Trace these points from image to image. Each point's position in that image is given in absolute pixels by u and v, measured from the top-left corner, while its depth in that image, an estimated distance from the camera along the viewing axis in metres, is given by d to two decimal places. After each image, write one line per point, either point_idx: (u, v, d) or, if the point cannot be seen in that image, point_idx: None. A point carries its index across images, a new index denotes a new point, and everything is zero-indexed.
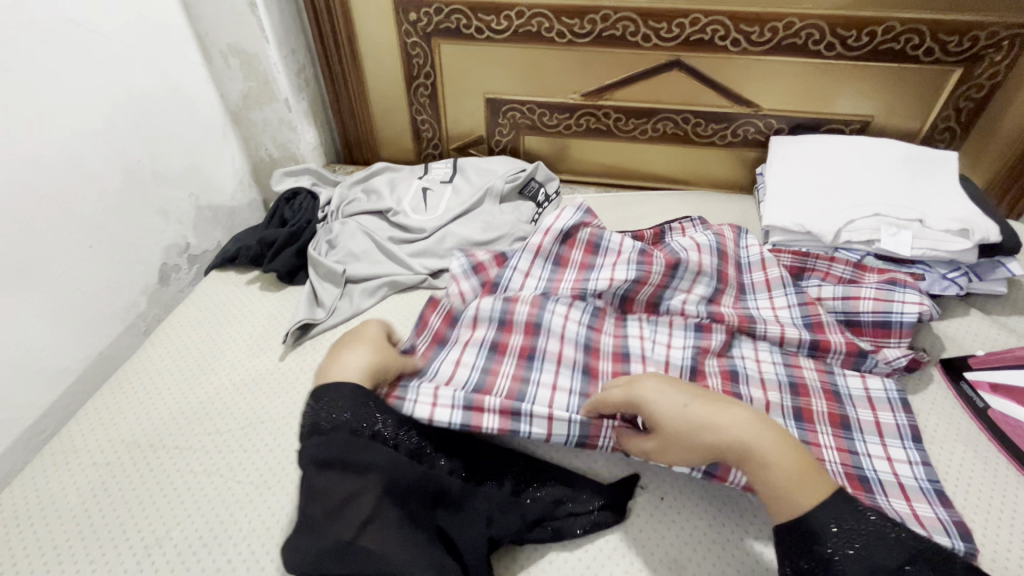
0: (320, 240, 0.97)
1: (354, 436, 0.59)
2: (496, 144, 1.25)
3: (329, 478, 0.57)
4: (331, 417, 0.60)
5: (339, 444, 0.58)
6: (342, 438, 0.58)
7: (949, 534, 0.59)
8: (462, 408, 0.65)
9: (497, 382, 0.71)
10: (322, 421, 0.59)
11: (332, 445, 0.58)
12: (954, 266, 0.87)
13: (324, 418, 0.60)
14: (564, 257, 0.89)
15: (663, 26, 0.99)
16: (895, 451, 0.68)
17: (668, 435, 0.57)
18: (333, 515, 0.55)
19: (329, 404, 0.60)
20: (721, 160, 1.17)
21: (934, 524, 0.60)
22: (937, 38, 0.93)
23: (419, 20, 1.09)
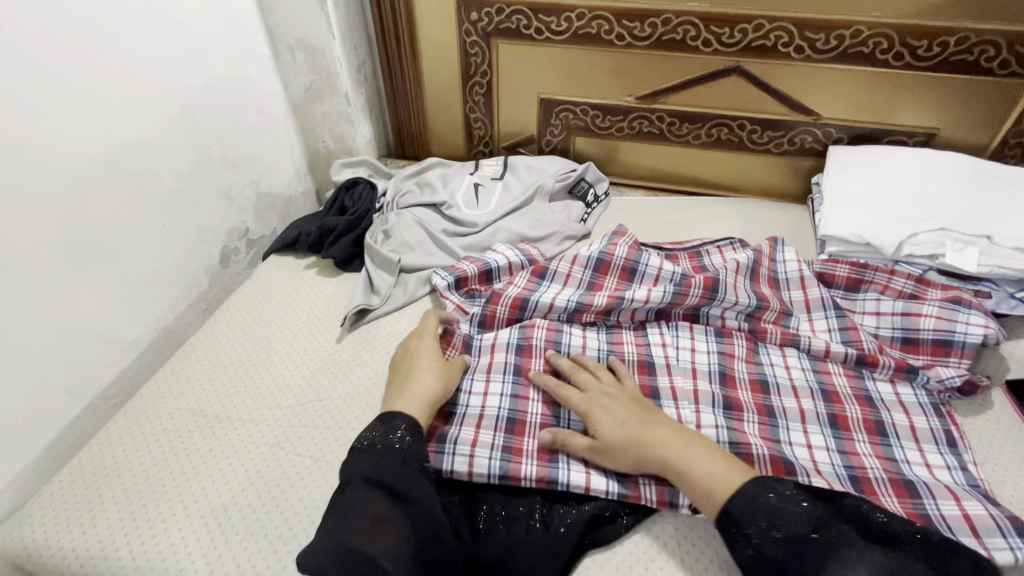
0: (376, 230, 0.99)
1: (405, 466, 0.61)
2: (546, 144, 1.26)
3: (370, 495, 0.58)
4: (392, 442, 0.62)
5: (398, 472, 0.60)
6: (397, 466, 0.60)
7: (1005, 532, 0.59)
8: (499, 464, 0.67)
9: (529, 414, 0.73)
10: (384, 444, 0.62)
11: (379, 465, 0.60)
12: (1023, 284, 0.84)
13: (381, 442, 0.62)
14: (596, 284, 0.89)
15: (726, 31, 0.99)
16: (932, 457, 0.69)
17: (609, 448, 0.64)
18: (366, 529, 0.56)
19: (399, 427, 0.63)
20: (775, 169, 1.15)
21: (986, 523, 0.60)
22: (1014, 51, 0.90)
23: (480, 20, 1.11)
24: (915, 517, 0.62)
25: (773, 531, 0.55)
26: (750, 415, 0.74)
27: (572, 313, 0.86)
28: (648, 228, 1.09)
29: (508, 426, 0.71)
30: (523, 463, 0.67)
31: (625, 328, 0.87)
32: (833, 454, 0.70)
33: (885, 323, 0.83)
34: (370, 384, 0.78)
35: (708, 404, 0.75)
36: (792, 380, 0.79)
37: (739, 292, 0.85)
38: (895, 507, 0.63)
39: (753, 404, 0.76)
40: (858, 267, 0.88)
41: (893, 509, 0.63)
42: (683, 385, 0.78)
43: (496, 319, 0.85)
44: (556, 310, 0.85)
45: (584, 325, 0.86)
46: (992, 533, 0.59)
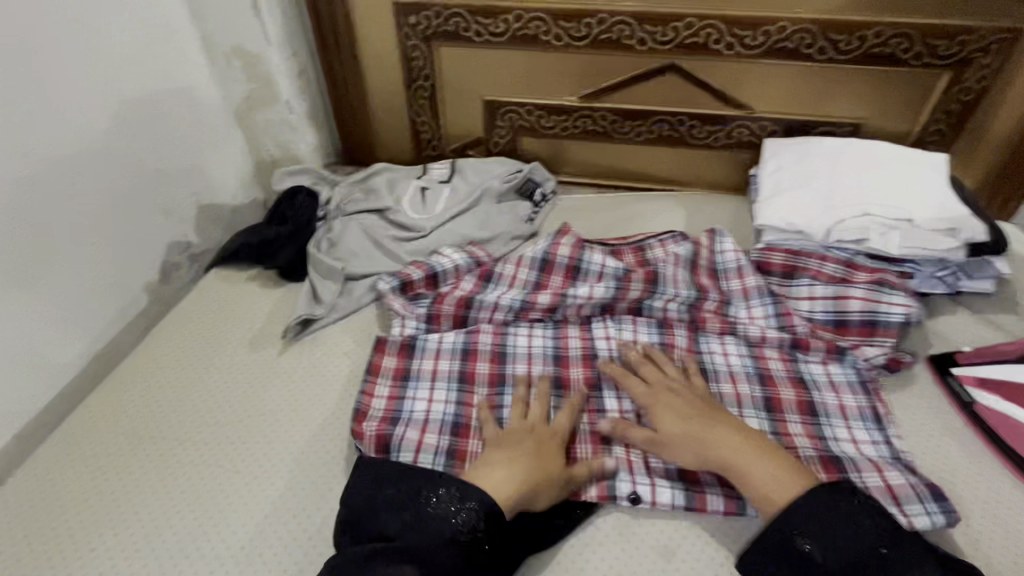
0: (320, 238, 0.98)
1: (451, 545, 0.57)
2: (494, 145, 1.26)
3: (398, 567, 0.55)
4: (454, 520, 0.58)
5: (442, 561, 0.56)
6: (437, 540, 0.57)
7: (921, 500, 0.63)
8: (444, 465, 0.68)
9: (473, 417, 0.73)
10: (438, 519, 0.58)
11: (433, 538, 0.57)
12: (942, 264, 0.88)
13: (445, 515, 0.58)
14: (542, 283, 0.90)
15: (659, 30, 1.01)
16: (859, 432, 0.72)
17: (664, 441, 0.67)
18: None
19: (470, 504, 0.59)
20: (716, 162, 1.19)
21: (905, 493, 0.64)
22: (927, 42, 0.95)
23: (419, 23, 1.10)
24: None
25: (832, 539, 0.55)
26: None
27: (518, 312, 0.86)
28: (595, 225, 1.11)
29: (454, 430, 0.72)
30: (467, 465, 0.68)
31: (571, 323, 0.87)
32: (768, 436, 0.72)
33: (817, 307, 0.86)
34: (314, 396, 0.77)
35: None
36: (730, 366, 0.81)
37: (679, 284, 0.87)
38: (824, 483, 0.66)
39: None
40: (791, 255, 0.92)
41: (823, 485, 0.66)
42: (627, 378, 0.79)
43: (443, 323, 0.85)
44: (501, 309, 0.86)
45: (531, 323, 0.87)
46: (911, 501, 0.63)
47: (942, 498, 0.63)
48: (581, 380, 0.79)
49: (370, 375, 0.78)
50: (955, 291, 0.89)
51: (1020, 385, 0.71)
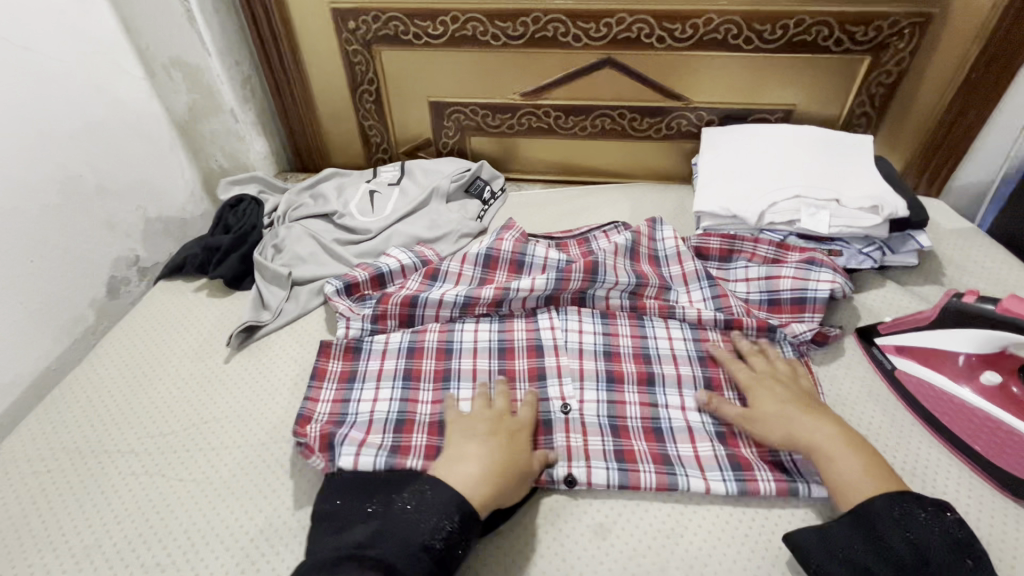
0: (266, 245, 0.98)
1: (423, 550, 0.54)
2: (443, 146, 1.28)
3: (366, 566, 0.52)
4: (428, 525, 0.56)
5: (411, 564, 0.53)
6: (411, 537, 0.55)
7: None
8: (383, 458, 0.67)
9: (417, 413, 0.74)
10: (410, 525, 0.56)
11: (404, 541, 0.54)
12: (869, 240, 0.92)
13: (413, 511, 0.57)
14: (488, 278, 0.92)
15: (592, 26, 1.03)
16: None
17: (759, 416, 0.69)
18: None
19: (428, 494, 0.58)
20: (660, 153, 1.22)
21: None
22: (845, 29, 0.99)
23: (358, 28, 1.11)
24: (773, 464, 0.68)
25: (909, 541, 0.54)
26: (630, 386, 0.78)
27: (463, 308, 0.87)
28: (543, 219, 1.13)
29: (396, 427, 0.72)
30: (408, 459, 0.68)
31: (516, 316, 0.89)
32: (703, 414, 0.75)
33: (752, 288, 0.89)
34: (258, 401, 0.78)
35: (592, 380, 0.79)
36: (670, 350, 0.83)
37: (619, 273, 0.89)
38: (754, 455, 0.69)
39: (635, 375, 0.80)
40: (728, 239, 0.95)
41: (751, 458, 0.69)
42: (569, 365, 0.81)
43: (388, 322, 0.86)
44: (446, 306, 0.87)
45: (477, 318, 0.88)
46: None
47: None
48: (525, 370, 0.80)
49: (315, 378, 0.79)
50: (881, 265, 0.92)
51: (941, 350, 0.71)
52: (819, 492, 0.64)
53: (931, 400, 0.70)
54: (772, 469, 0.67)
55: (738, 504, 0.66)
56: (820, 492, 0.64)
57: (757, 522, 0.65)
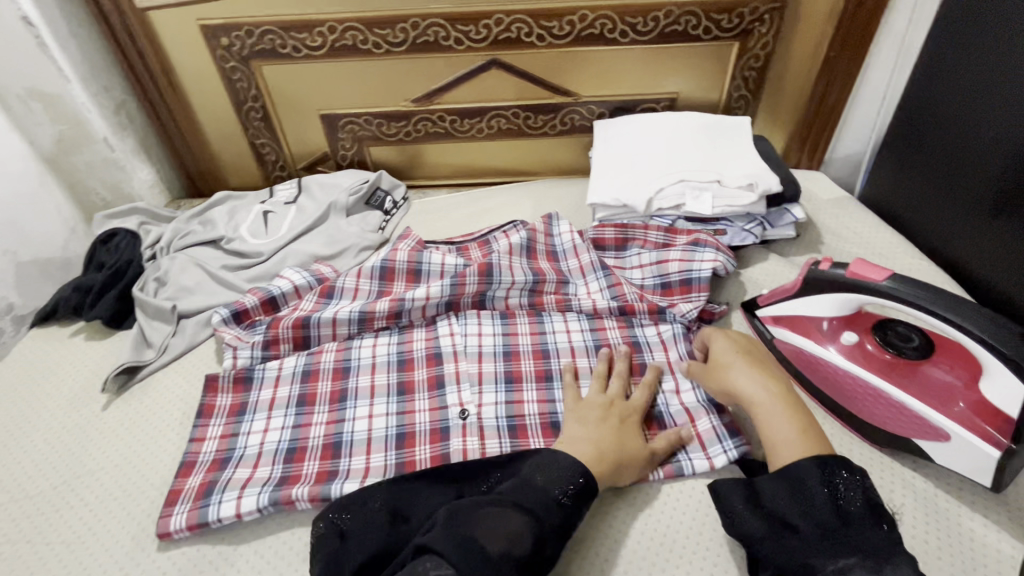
0: (146, 279, 0.92)
1: (556, 506, 0.57)
2: (342, 158, 1.25)
3: (509, 517, 0.54)
4: (564, 486, 0.58)
5: (550, 521, 0.55)
6: (541, 501, 0.57)
7: (723, 443, 0.70)
8: (270, 493, 0.64)
9: (311, 438, 0.72)
10: (546, 486, 0.58)
11: (539, 499, 0.57)
12: (750, 218, 0.96)
13: (543, 481, 0.58)
14: (386, 290, 0.90)
15: (471, 28, 1.03)
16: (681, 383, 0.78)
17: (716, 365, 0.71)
18: (495, 548, 0.51)
19: (557, 464, 0.60)
20: (559, 148, 1.24)
21: (710, 438, 0.71)
22: (711, 17, 1.03)
23: (233, 45, 1.07)
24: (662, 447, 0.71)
25: (823, 502, 0.54)
26: (529, 385, 0.79)
27: (360, 324, 0.85)
28: (446, 224, 1.12)
29: (287, 457, 0.70)
30: (296, 488, 0.65)
31: (417, 326, 0.87)
32: None
33: (645, 273, 0.91)
34: (138, 447, 0.73)
35: (491, 383, 0.78)
36: (568, 343, 0.84)
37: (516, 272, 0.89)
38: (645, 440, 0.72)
39: (534, 372, 0.80)
40: (622, 228, 0.97)
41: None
42: (469, 370, 0.80)
43: (281, 347, 0.83)
44: (341, 324, 0.84)
45: (377, 332, 0.86)
46: (713, 444, 0.70)
47: (736, 434, 0.71)
48: (424, 381, 0.79)
49: (200, 415, 0.75)
50: (763, 239, 0.96)
51: (805, 317, 0.74)
52: (700, 468, 0.69)
53: (805, 366, 0.73)
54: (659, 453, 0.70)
55: (629, 489, 0.68)
56: (701, 469, 0.69)
57: (640, 502, 0.67)
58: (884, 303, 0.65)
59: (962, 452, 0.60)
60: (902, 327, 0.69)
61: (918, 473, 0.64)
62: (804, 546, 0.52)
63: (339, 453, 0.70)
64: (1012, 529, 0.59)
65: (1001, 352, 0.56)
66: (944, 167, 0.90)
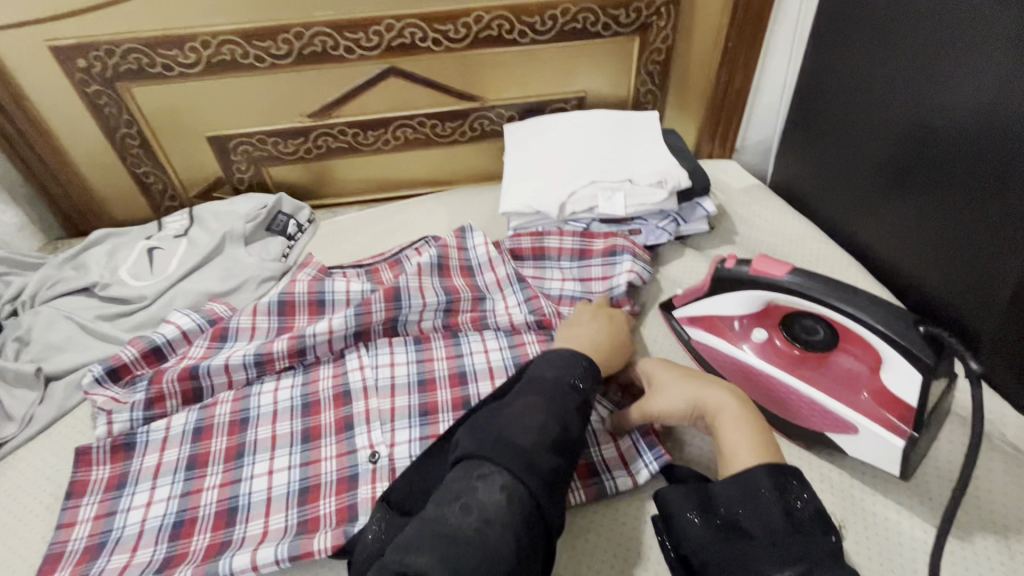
0: (5, 341, 0.81)
1: (570, 390, 0.59)
2: (239, 182, 1.15)
3: (533, 409, 0.56)
4: (578, 377, 0.61)
5: (569, 403, 0.58)
6: (561, 391, 0.59)
7: (644, 456, 0.68)
8: None
9: (201, 505, 0.64)
10: (563, 380, 0.60)
11: (552, 387, 0.59)
12: (663, 215, 0.95)
13: (556, 375, 0.61)
14: (287, 327, 0.83)
15: (361, 36, 0.97)
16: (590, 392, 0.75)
17: (666, 384, 0.66)
18: (527, 437, 0.53)
19: (563, 360, 0.63)
20: (473, 155, 1.19)
21: (631, 452, 0.69)
22: (608, 13, 1.01)
23: (92, 66, 0.96)
24: (585, 470, 0.68)
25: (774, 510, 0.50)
26: (446, 415, 0.73)
27: (258, 367, 0.77)
28: (357, 245, 1.05)
29: (173, 533, 0.62)
30: (178, 572, 0.57)
31: (323, 362, 0.80)
32: None
33: (568, 289, 0.88)
34: None
35: (404, 418, 0.73)
36: (485, 364, 0.79)
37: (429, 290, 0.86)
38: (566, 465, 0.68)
39: (450, 402, 0.75)
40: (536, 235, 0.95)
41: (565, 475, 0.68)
42: (380, 406, 0.74)
43: (167, 403, 0.74)
44: (235, 370, 0.76)
45: (279, 374, 0.79)
46: (634, 459, 0.68)
47: (656, 444, 0.68)
48: (331, 424, 0.73)
49: (71, 495, 0.66)
50: (678, 235, 0.96)
51: (719, 318, 0.73)
52: (624, 486, 0.66)
53: (724, 367, 0.72)
54: (580, 477, 0.67)
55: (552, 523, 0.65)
56: (625, 487, 0.66)
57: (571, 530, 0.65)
58: (789, 298, 0.64)
59: (872, 443, 0.59)
60: (808, 321, 0.68)
61: (835, 465, 0.64)
62: (751, 554, 0.49)
63: (234, 520, 0.63)
64: (923, 512, 0.59)
65: (899, 344, 0.56)
66: (840, 151, 0.92)
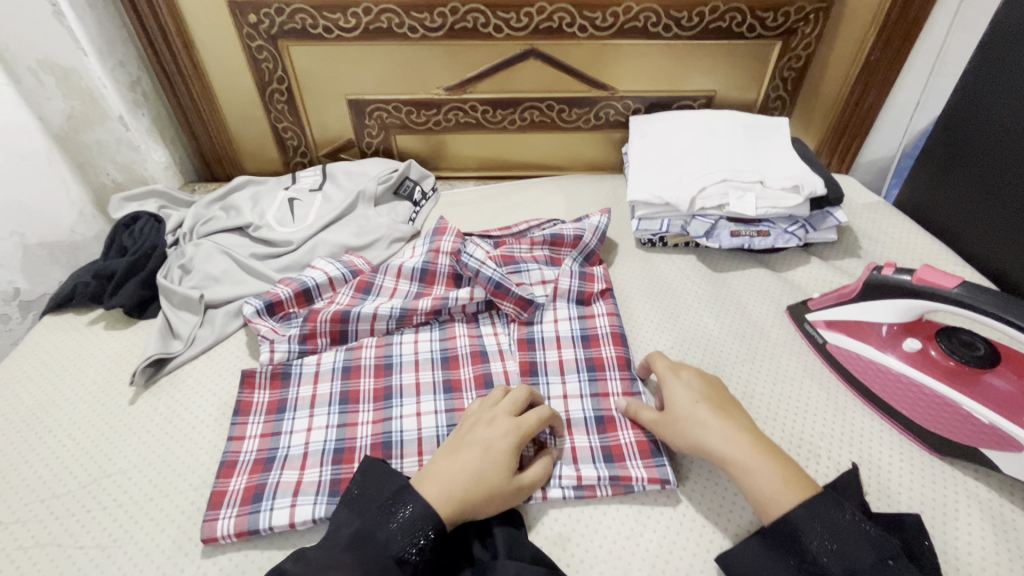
0: (171, 267, 0.88)
1: (394, 565, 0.51)
2: (367, 146, 1.21)
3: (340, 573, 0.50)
4: (396, 514, 0.54)
5: None
6: (384, 559, 0.51)
7: (593, 459, 0.67)
8: (325, 501, 0.61)
9: (358, 438, 0.69)
10: (381, 527, 0.53)
11: (374, 551, 0.52)
12: (792, 220, 0.95)
13: (384, 524, 0.53)
14: (424, 294, 0.86)
15: (513, 16, 1.00)
16: (613, 383, 0.75)
17: (676, 417, 0.64)
18: None
19: (401, 512, 0.54)
20: (591, 143, 1.21)
21: (586, 452, 0.68)
22: (756, 15, 1.02)
23: (260, 22, 1.02)
24: (643, 448, 0.68)
25: (834, 550, 0.51)
26: (612, 373, 0.76)
27: (400, 320, 0.81)
28: (477, 217, 1.09)
29: (335, 458, 0.66)
30: None
31: (457, 321, 0.83)
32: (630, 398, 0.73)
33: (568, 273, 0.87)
34: (172, 443, 0.69)
35: (573, 372, 0.77)
36: (614, 355, 0.78)
37: (534, 290, 0.85)
38: (595, 444, 0.69)
39: (615, 360, 0.77)
40: (577, 225, 0.93)
41: (582, 448, 0.69)
42: (549, 358, 0.79)
43: (319, 341, 0.79)
44: (381, 320, 0.81)
45: (416, 328, 0.82)
46: (586, 457, 0.68)
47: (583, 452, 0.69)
48: (471, 379, 0.76)
49: (240, 412, 0.71)
50: (805, 242, 0.95)
51: (864, 322, 0.74)
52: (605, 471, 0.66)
53: (865, 374, 0.73)
54: (642, 456, 0.67)
55: (671, 496, 0.65)
56: (601, 469, 0.66)
57: (665, 495, 0.65)
58: (955, 312, 0.64)
59: None
60: (966, 335, 0.69)
61: (981, 481, 0.64)
62: None
63: (388, 453, 0.67)
64: None
65: None
66: (987, 175, 0.90)
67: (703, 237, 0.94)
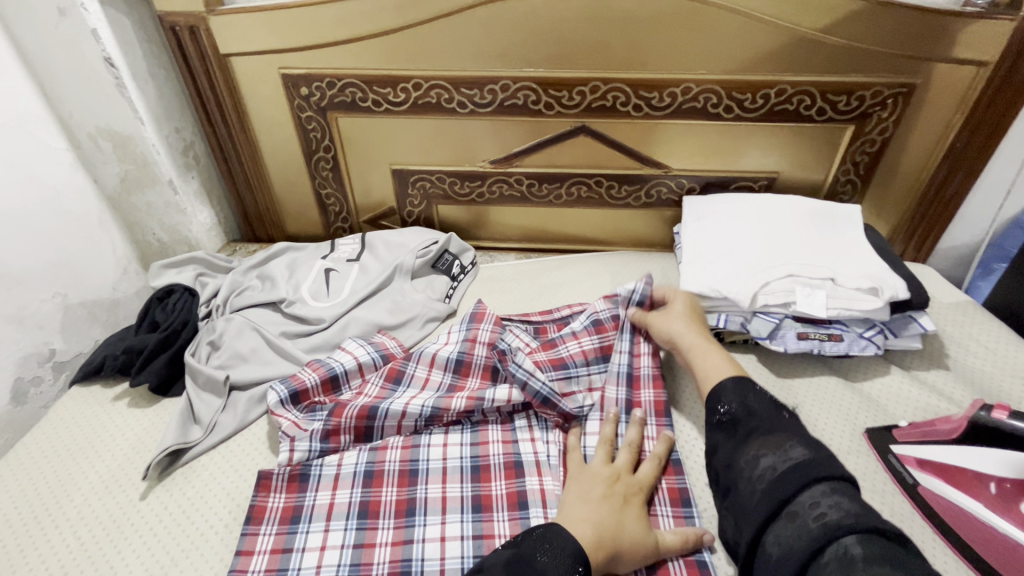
0: (200, 343, 0.85)
1: None
2: (408, 214, 1.19)
3: None
4: (536, 548, 0.55)
5: None
6: None
7: None
8: None
9: (374, 566, 0.62)
10: (537, 560, 0.54)
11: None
12: (869, 323, 0.85)
13: (539, 554, 0.55)
14: (457, 387, 0.80)
15: (564, 94, 0.97)
16: (664, 521, 0.66)
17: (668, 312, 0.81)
18: None
19: (545, 551, 0.55)
20: (641, 220, 1.15)
21: None
22: (826, 98, 0.95)
23: (312, 94, 1.02)
24: None
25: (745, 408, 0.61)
26: (662, 507, 0.67)
27: (429, 419, 0.75)
28: (517, 297, 1.03)
29: None
30: None
31: (491, 423, 0.76)
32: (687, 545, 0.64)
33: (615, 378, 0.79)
34: (176, 553, 0.64)
35: None
36: (666, 486, 0.69)
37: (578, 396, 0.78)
38: None
39: (666, 492, 0.68)
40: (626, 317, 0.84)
41: None
42: None
43: (342, 438, 0.74)
44: (409, 419, 0.74)
45: (447, 428, 0.76)
46: None
47: None
48: (504, 497, 0.68)
49: (252, 517, 0.66)
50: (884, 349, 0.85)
51: (968, 471, 0.65)
52: None
53: (969, 532, 0.62)
54: None
55: None
56: None
57: None
58: None
59: None
60: None
61: None
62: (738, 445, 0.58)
63: None
64: None
65: None
66: None
67: (765, 338, 0.85)
